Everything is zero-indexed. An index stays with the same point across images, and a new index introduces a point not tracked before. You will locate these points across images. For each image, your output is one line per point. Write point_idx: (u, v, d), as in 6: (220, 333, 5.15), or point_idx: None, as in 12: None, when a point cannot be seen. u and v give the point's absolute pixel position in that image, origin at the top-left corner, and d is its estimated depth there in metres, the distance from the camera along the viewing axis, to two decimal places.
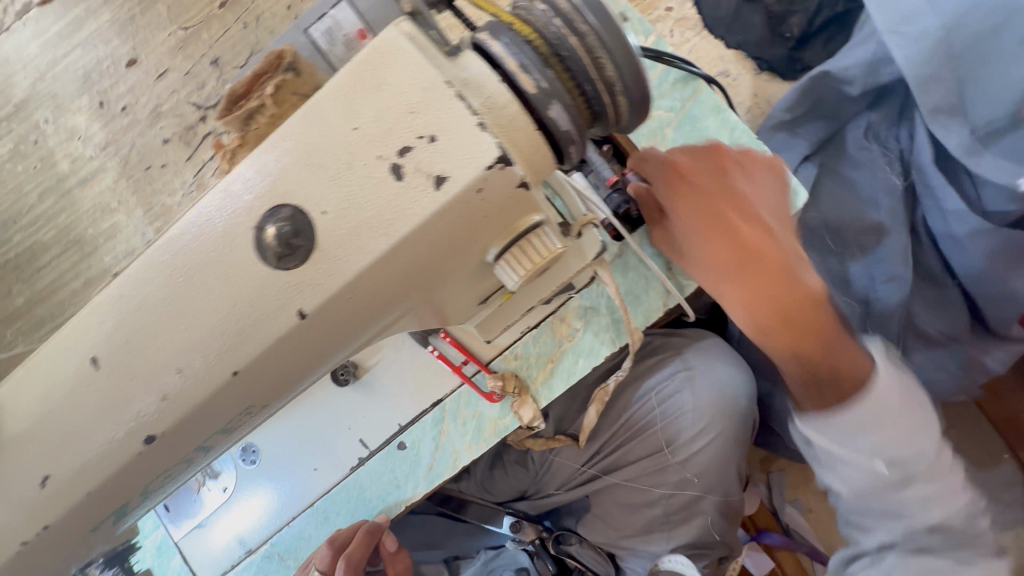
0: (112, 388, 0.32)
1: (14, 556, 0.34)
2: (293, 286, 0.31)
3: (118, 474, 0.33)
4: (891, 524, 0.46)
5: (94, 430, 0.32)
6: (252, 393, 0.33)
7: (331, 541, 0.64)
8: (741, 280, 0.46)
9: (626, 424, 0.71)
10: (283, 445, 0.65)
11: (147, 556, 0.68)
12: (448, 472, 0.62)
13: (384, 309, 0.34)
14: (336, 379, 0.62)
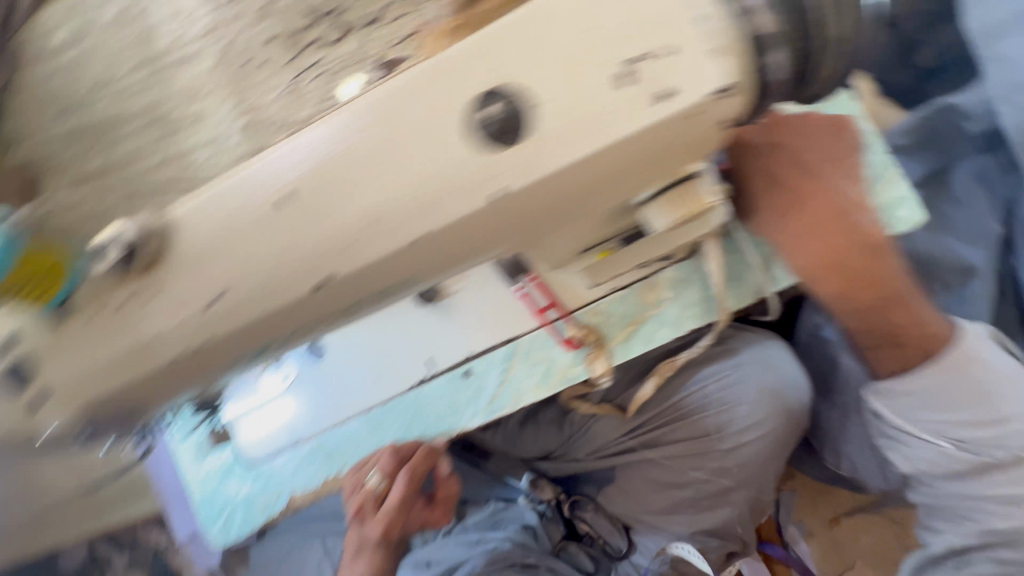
0: (290, 227, 0.32)
1: (160, 369, 0.35)
2: (497, 166, 0.31)
3: (275, 313, 0.33)
4: (959, 511, 0.60)
5: (262, 262, 0.32)
6: (423, 263, 0.34)
7: (393, 453, 0.63)
8: (825, 241, 0.50)
9: (678, 406, 0.72)
10: (352, 348, 0.66)
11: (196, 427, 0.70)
12: (508, 407, 0.63)
13: (560, 212, 0.35)
14: (420, 295, 0.64)
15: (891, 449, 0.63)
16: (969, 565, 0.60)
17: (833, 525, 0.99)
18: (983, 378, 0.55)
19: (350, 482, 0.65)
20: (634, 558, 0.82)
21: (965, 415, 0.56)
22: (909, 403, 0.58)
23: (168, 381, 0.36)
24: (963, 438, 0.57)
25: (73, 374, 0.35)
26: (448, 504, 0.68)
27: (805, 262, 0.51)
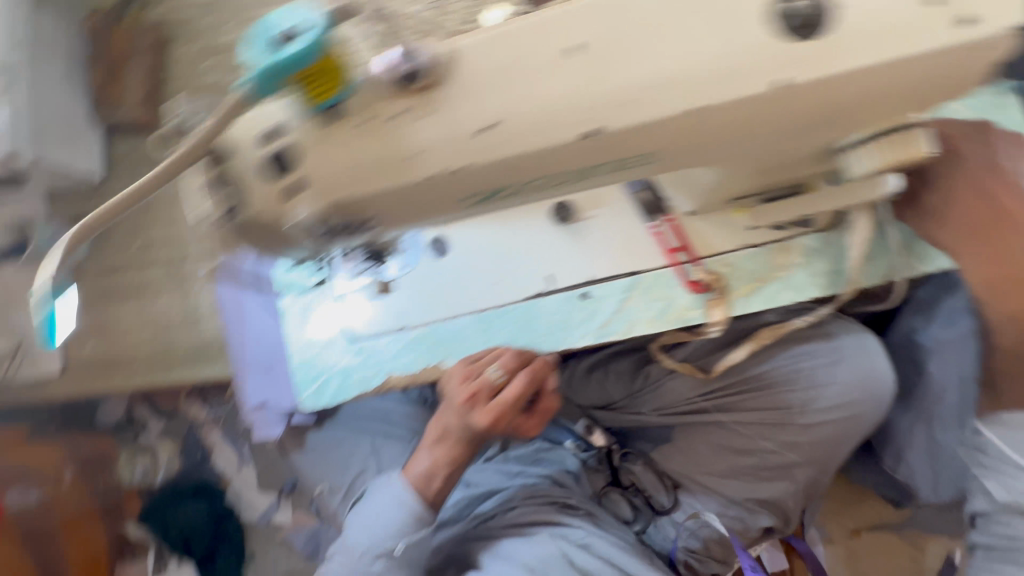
0: (576, 74, 0.34)
1: (414, 185, 0.37)
2: (791, 55, 0.33)
3: (538, 152, 0.36)
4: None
5: (544, 98, 0.35)
6: (681, 136, 0.37)
7: (518, 351, 0.62)
8: (1002, 260, 0.62)
9: (763, 377, 0.74)
10: (477, 250, 0.69)
11: (309, 295, 0.73)
12: (620, 334, 0.65)
13: (811, 120, 0.38)
14: (556, 213, 0.67)
15: (989, 475, 0.65)
16: None
17: (853, 536, 1.03)
18: None
19: (459, 372, 0.64)
20: (676, 515, 0.85)
21: None
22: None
23: (410, 203, 0.39)
24: None
25: (334, 168, 0.37)
26: (546, 417, 0.66)
27: (989, 278, 0.63)
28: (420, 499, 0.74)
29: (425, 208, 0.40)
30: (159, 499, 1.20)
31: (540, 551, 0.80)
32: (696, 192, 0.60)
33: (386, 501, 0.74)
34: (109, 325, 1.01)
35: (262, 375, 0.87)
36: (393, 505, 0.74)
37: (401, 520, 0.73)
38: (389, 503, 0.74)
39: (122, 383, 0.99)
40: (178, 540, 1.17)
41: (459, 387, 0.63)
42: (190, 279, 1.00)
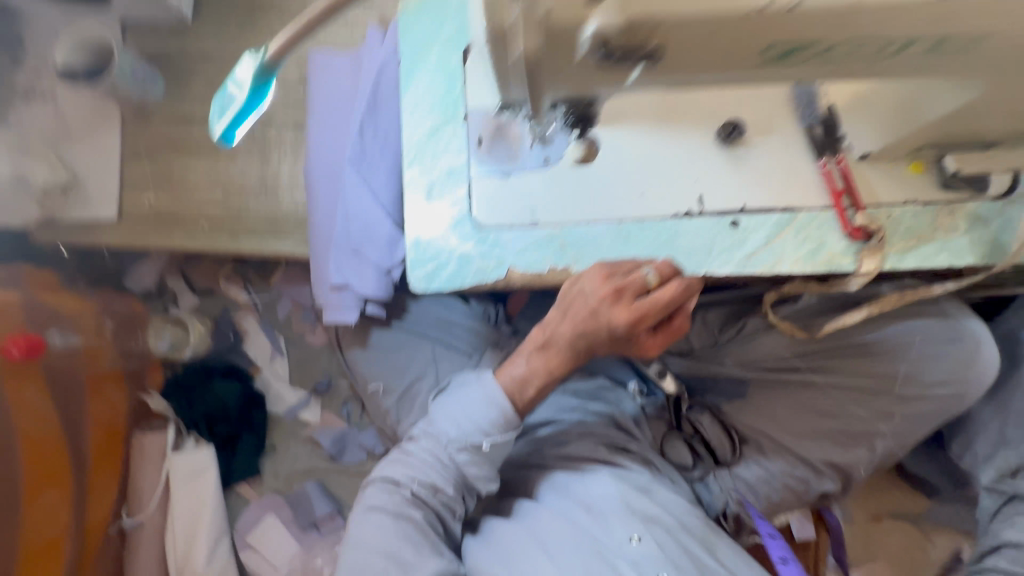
0: None
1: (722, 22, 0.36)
2: None
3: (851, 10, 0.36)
4: None
5: None
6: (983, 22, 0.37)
7: (674, 262, 0.62)
8: None
9: (869, 344, 0.75)
10: (628, 158, 0.66)
11: (436, 171, 0.69)
12: (764, 269, 0.63)
13: None
14: (723, 133, 0.64)
15: None
16: None
17: (873, 522, 1.06)
18: None
19: (599, 273, 0.62)
20: (736, 470, 0.83)
21: None
22: None
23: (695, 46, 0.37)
24: None
25: None
26: (670, 337, 0.65)
27: None
28: (511, 404, 0.70)
29: (701, 56, 0.38)
30: (189, 374, 1.16)
31: (599, 490, 0.78)
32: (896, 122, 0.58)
33: (470, 400, 0.71)
34: (176, 177, 0.95)
35: (347, 254, 0.84)
36: (481, 408, 0.70)
37: (489, 418, 0.70)
38: (475, 403, 0.71)
39: (183, 240, 0.93)
40: (202, 419, 1.14)
41: (594, 288, 0.62)
42: (272, 148, 0.94)
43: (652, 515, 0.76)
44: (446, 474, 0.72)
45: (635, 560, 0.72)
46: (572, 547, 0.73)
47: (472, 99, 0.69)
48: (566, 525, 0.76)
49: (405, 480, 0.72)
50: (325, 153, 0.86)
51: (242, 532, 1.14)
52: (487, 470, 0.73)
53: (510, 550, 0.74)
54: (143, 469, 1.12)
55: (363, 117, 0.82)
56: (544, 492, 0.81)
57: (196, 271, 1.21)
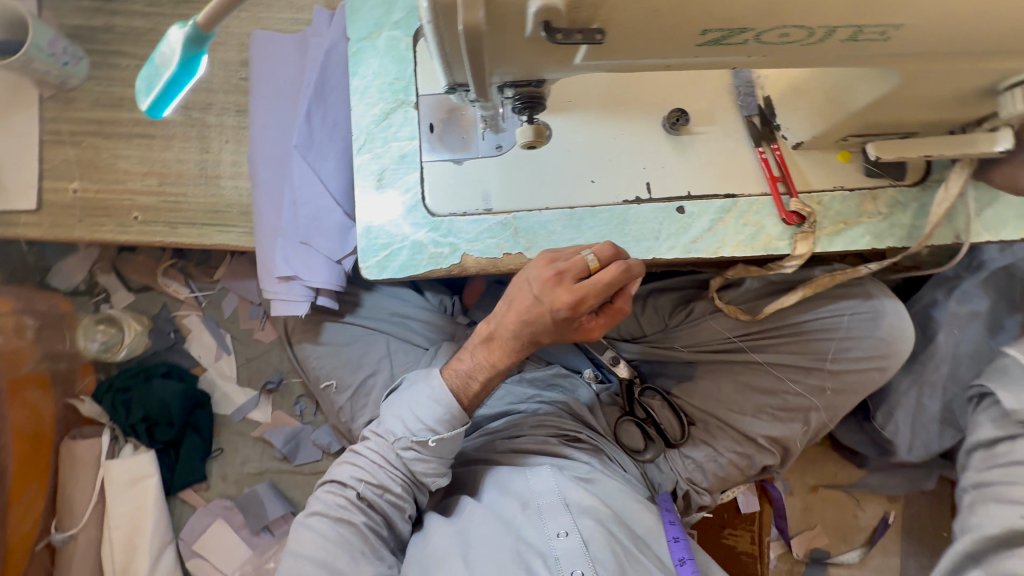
0: None
1: (660, 9, 0.37)
2: None
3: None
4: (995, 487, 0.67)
5: None
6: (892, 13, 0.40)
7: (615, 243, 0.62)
8: None
9: (803, 324, 0.80)
10: (579, 145, 0.67)
11: (386, 157, 0.68)
12: (707, 252, 0.66)
13: (980, 32, 0.43)
14: (670, 122, 0.66)
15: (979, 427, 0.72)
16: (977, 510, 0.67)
17: (811, 493, 1.13)
18: None
19: (542, 260, 0.62)
20: (685, 450, 0.86)
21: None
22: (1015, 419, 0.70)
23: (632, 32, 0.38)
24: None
25: None
26: (613, 319, 0.64)
27: None
28: (457, 399, 0.69)
29: (641, 41, 0.40)
30: (128, 376, 1.08)
31: (537, 484, 0.74)
32: (823, 110, 0.61)
33: (418, 397, 0.70)
34: (105, 163, 0.88)
35: (295, 245, 0.81)
36: (428, 406, 0.68)
37: (434, 414, 0.68)
38: (423, 401, 0.69)
39: (114, 232, 0.87)
40: (141, 424, 1.06)
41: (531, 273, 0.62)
42: (211, 133, 0.89)
43: (586, 507, 0.71)
44: (395, 474, 0.70)
45: (560, 559, 0.66)
46: (496, 547, 0.67)
47: (422, 85, 0.68)
48: (496, 525, 0.70)
49: (351, 481, 0.70)
50: (269, 141, 0.82)
51: (187, 541, 1.10)
52: (437, 466, 0.71)
53: (434, 553, 0.68)
54: (76, 477, 1.03)
55: (309, 104, 0.80)
56: (485, 489, 0.77)
57: (130, 266, 1.14)
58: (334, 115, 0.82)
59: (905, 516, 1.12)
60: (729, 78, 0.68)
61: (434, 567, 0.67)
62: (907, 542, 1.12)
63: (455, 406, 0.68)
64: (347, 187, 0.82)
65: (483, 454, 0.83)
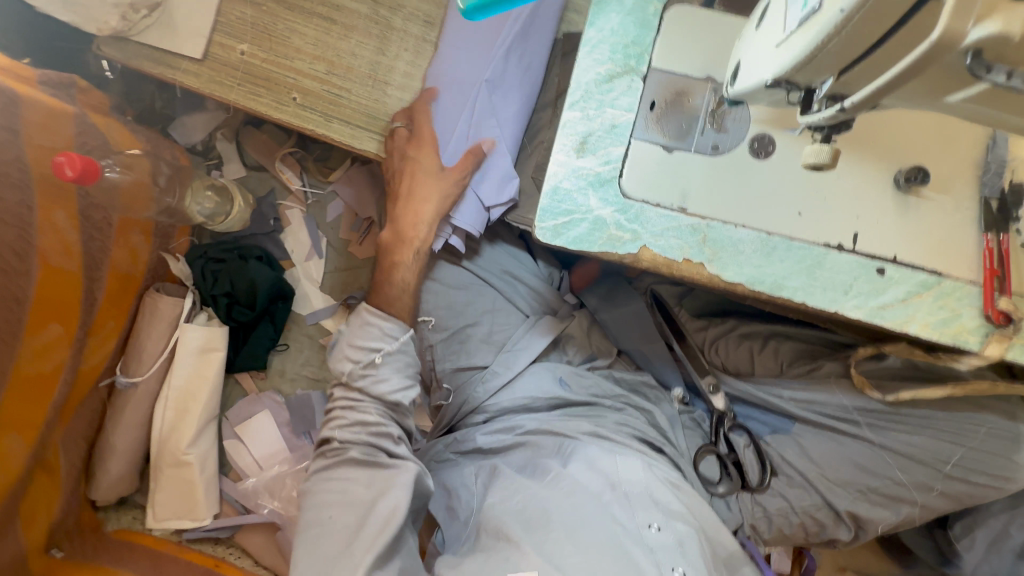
0: None
1: None
2: None
3: None
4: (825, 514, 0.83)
5: None
6: None
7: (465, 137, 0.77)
8: None
9: (933, 420, 0.77)
10: (798, 173, 0.63)
11: (597, 122, 0.64)
12: (892, 323, 0.62)
13: None
14: (904, 178, 0.62)
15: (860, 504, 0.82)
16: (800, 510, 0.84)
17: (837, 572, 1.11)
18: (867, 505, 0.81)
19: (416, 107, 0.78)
20: (760, 497, 0.85)
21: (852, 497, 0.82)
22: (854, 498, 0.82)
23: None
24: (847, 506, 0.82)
25: None
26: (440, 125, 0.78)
27: None
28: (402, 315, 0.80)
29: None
30: (223, 249, 1.08)
31: (628, 471, 0.73)
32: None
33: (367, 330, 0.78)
34: (278, 34, 0.85)
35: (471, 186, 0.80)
36: (369, 331, 0.80)
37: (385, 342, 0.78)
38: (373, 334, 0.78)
39: (269, 106, 0.84)
40: (223, 299, 1.06)
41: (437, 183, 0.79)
42: (392, 36, 0.85)
43: (675, 510, 0.69)
44: (371, 406, 0.78)
45: (655, 550, 0.65)
46: (592, 526, 0.66)
47: (658, 57, 0.64)
48: (585, 500, 0.69)
49: (335, 432, 0.77)
50: (460, 63, 0.79)
51: (231, 421, 1.13)
52: (397, 382, 0.79)
53: (529, 515, 0.68)
54: (150, 330, 1.03)
55: (512, 44, 0.78)
56: (571, 461, 0.76)
57: (251, 142, 1.12)
58: (529, 59, 0.80)
59: None
60: (980, 151, 0.62)
61: (534, 527, 0.67)
62: None
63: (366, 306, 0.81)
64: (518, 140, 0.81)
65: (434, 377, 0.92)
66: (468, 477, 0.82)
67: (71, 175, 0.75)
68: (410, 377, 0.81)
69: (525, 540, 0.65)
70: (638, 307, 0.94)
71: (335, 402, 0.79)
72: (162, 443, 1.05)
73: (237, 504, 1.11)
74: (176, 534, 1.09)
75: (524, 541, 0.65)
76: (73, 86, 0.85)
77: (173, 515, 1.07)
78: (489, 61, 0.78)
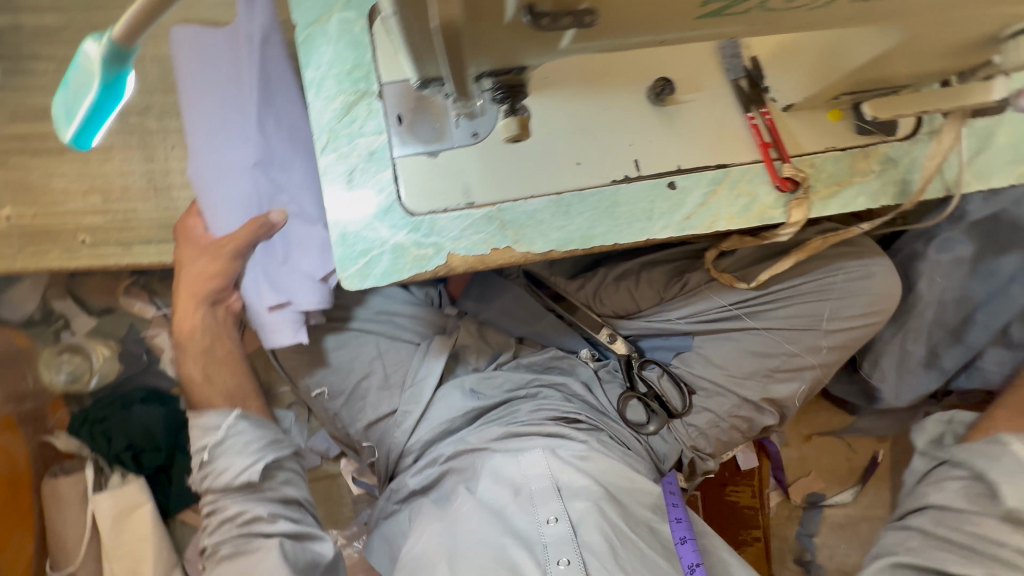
0: None
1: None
2: None
3: None
4: (741, 407, 0.86)
5: None
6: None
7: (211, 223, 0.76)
8: None
9: (798, 287, 0.80)
10: (560, 128, 0.63)
11: (355, 155, 0.62)
12: (702, 228, 0.64)
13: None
14: (656, 93, 0.63)
15: (772, 384, 0.84)
16: (722, 411, 0.86)
17: (804, 441, 1.17)
18: (776, 382, 0.84)
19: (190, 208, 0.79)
20: (689, 418, 0.87)
21: (765, 384, 0.84)
22: (763, 384, 0.84)
23: None
24: (759, 394, 0.85)
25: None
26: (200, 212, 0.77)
27: None
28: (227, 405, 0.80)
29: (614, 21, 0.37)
30: (103, 406, 1.03)
31: (529, 469, 0.78)
32: (819, 71, 0.58)
33: (197, 431, 0.76)
34: (39, 183, 0.80)
35: (273, 255, 0.74)
36: (196, 432, 0.77)
37: (212, 430, 0.76)
38: (203, 429, 0.76)
39: (60, 258, 0.80)
40: (126, 452, 1.01)
41: (212, 262, 0.75)
42: (155, 139, 0.81)
43: (576, 491, 0.75)
44: (231, 499, 0.75)
45: (550, 542, 0.70)
46: (477, 552, 0.70)
47: (385, 71, 0.62)
48: (488, 517, 0.74)
49: (208, 538, 0.75)
50: (218, 153, 0.75)
51: (194, 561, 1.08)
52: (241, 466, 0.74)
53: (423, 561, 0.73)
54: (63, 515, 0.98)
55: (259, 108, 0.73)
56: (479, 478, 0.80)
57: (87, 289, 1.06)
58: (288, 121, 0.74)
59: (893, 455, 1.17)
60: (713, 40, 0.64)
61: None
62: (895, 478, 1.17)
63: (192, 413, 0.78)
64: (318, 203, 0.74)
65: (362, 435, 0.93)
66: (404, 524, 0.84)
67: None
68: (258, 451, 0.77)
69: None
70: (513, 291, 0.94)
71: (203, 509, 0.77)
72: None
73: None
74: None
75: None
76: None
77: None
78: (249, 138, 0.73)
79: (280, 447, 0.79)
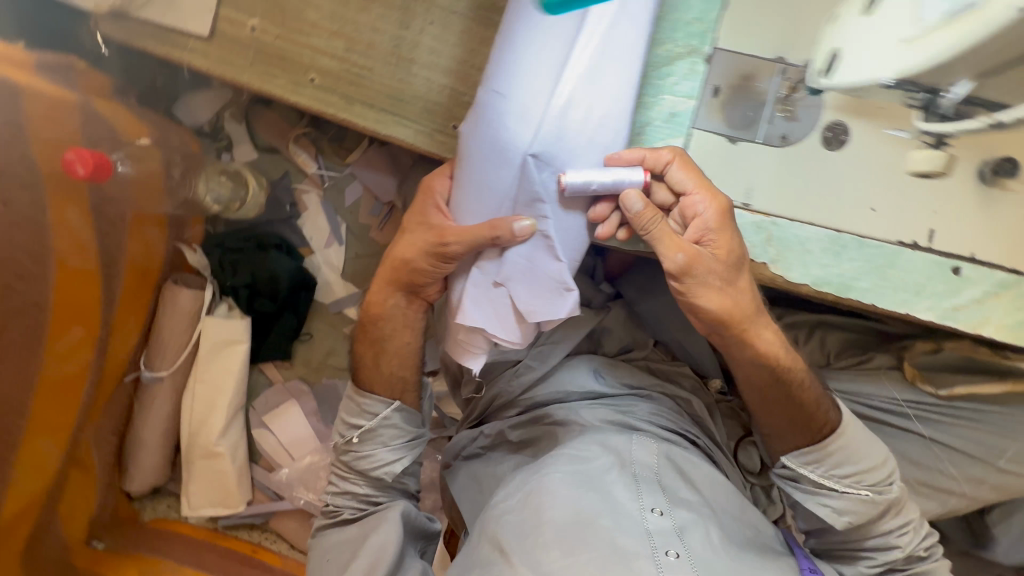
0: None
1: None
2: None
3: None
4: None
5: None
6: None
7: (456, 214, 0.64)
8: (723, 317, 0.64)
9: (989, 414, 0.75)
10: (873, 164, 0.58)
11: (655, 111, 0.60)
12: (965, 325, 0.59)
13: None
14: (991, 172, 0.57)
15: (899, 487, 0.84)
16: None
17: None
18: None
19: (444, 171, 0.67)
20: None
21: None
22: None
23: None
24: None
25: None
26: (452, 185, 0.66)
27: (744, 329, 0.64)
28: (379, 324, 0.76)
29: None
30: (240, 239, 1.04)
31: (640, 455, 0.77)
32: None
33: (353, 408, 0.78)
34: (292, 6, 0.77)
35: (492, 272, 0.63)
36: (351, 407, 0.79)
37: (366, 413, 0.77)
38: (357, 412, 0.78)
39: (286, 88, 0.78)
40: (244, 289, 1.03)
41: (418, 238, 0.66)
42: (416, 7, 0.77)
43: (681, 499, 0.72)
44: (363, 479, 0.79)
45: (655, 532, 0.66)
46: (580, 511, 0.68)
47: (727, 37, 0.58)
48: (591, 484, 0.72)
49: (332, 497, 0.81)
50: (496, 117, 0.58)
51: (259, 411, 1.12)
52: (383, 455, 0.78)
53: (523, 518, 0.70)
54: (171, 323, 0.99)
55: (572, 89, 0.56)
56: (582, 439, 0.79)
57: (261, 123, 1.05)
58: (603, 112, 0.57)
59: None
60: None
61: (523, 532, 0.69)
62: None
63: (357, 391, 0.78)
64: (584, 241, 0.64)
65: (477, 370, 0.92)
66: (500, 475, 0.86)
67: (82, 173, 0.72)
68: (400, 449, 0.79)
69: (514, 551, 0.67)
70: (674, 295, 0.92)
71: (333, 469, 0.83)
72: (193, 435, 1.04)
73: (268, 491, 1.11)
74: (211, 520, 1.11)
75: (512, 552, 0.67)
76: (71, 69, 0.80)
77: (207, 502, 1.08)
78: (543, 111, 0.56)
79: (417, 447, 0.81)
